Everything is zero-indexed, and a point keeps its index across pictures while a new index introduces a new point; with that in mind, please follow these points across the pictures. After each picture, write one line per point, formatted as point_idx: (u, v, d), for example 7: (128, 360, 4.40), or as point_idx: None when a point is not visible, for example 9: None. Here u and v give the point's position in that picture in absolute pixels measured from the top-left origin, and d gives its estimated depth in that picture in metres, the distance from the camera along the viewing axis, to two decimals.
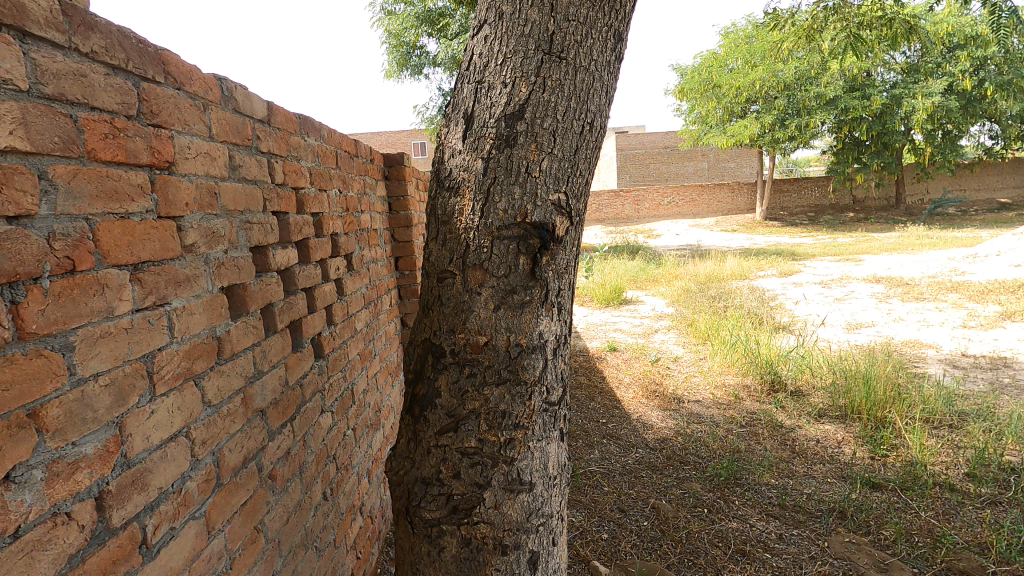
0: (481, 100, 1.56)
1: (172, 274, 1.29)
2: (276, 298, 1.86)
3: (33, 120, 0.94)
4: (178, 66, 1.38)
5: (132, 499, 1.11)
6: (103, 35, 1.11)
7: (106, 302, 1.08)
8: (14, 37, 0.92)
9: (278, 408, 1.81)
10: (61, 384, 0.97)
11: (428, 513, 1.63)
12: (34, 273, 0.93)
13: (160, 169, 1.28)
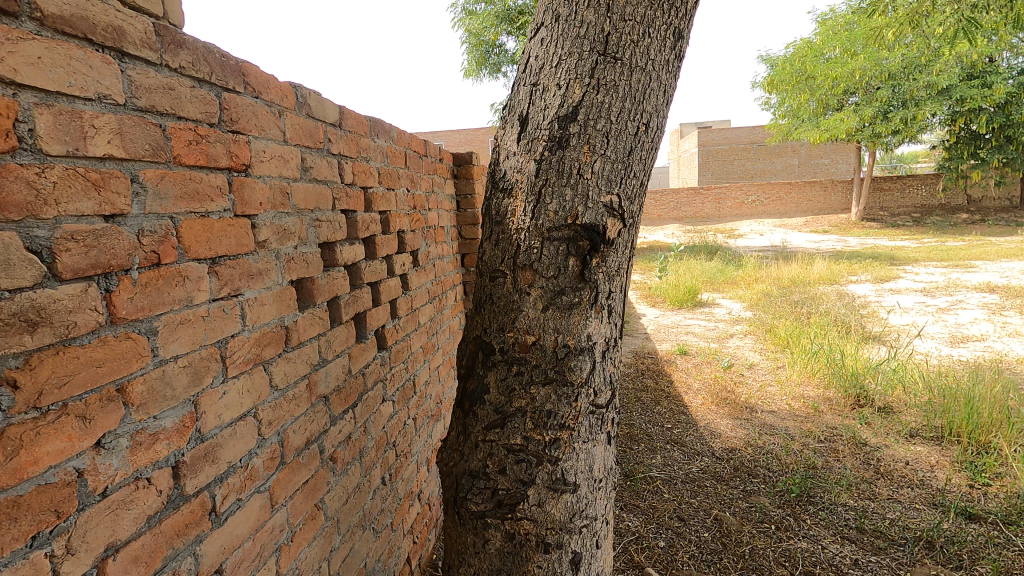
0: (536, 102, 1.58)
1: (245, 268, 1.41)
2: (343, 291, 1.98)
3: (128, 130, 1.07)
4: (257, 76, 1.50)
5: (203, 470, 1.24)
6: (190, 51, 1.23)
7: (185, 292, 1.20)
8: (114, 57, 1.05)
9: (341, 395, 1.92)
10: (146, 363, 1.10)
11: (474, 505, 1.67)
12: (125, 265, 1.06)
13: (237, 171, 1.40)
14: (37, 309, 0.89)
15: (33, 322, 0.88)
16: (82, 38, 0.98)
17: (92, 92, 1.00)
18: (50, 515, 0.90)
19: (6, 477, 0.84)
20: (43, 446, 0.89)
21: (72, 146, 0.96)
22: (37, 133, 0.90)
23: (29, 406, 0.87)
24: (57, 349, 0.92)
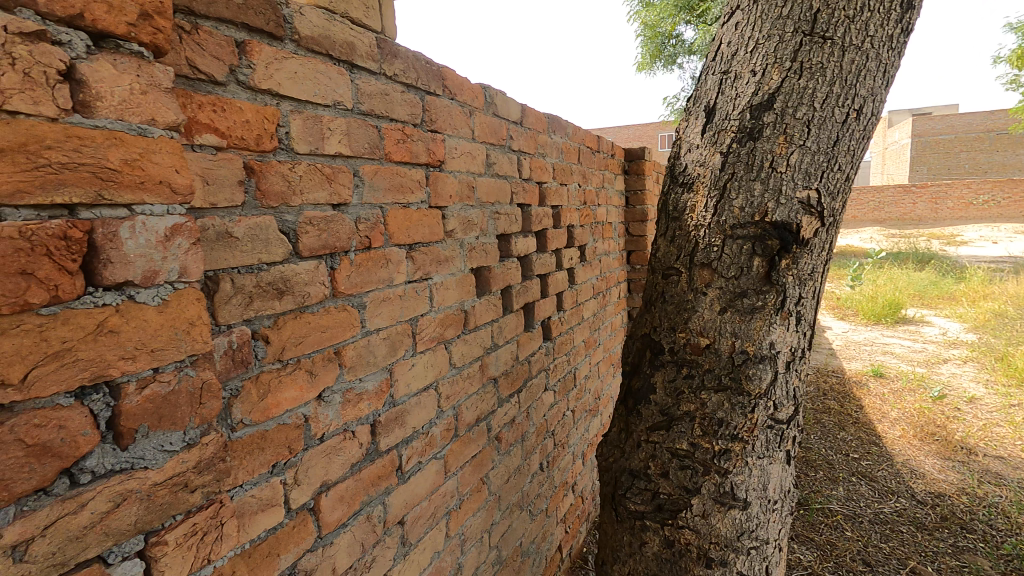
0: (726, 91, 1.49)
1: (435, 255, 1.56)
2: (515, 281, 2.08)
3: (354, 131, 1.24)
4: (454, 79, 1.64)
5: (394, 432, 1.40)
6: (402, 60, 1.39)
7: (388, 274, 1.37)
8: (346, 68, 1.22)
9: (509, 379, 2.02)
10: (356, 332, 1.27)
11: (633, 505, 1.64)
12: (345, 247, 1.23)
13: (434, 167, 1.55)
14: (284, 279, 1.08)
15: (281, 289, 1.07)
16: (325, 54, 1.16)
17: (330, 100, 1.18)
18: (285, 450, 1.08)
19: (258, 414, 1.03)
20: (283, 392, 1.08)
21: (315, 146, 1.14)
22: (291, 135, 1.08)
23: (276, 358, 1.06)
24: (296, 314, 1.11)
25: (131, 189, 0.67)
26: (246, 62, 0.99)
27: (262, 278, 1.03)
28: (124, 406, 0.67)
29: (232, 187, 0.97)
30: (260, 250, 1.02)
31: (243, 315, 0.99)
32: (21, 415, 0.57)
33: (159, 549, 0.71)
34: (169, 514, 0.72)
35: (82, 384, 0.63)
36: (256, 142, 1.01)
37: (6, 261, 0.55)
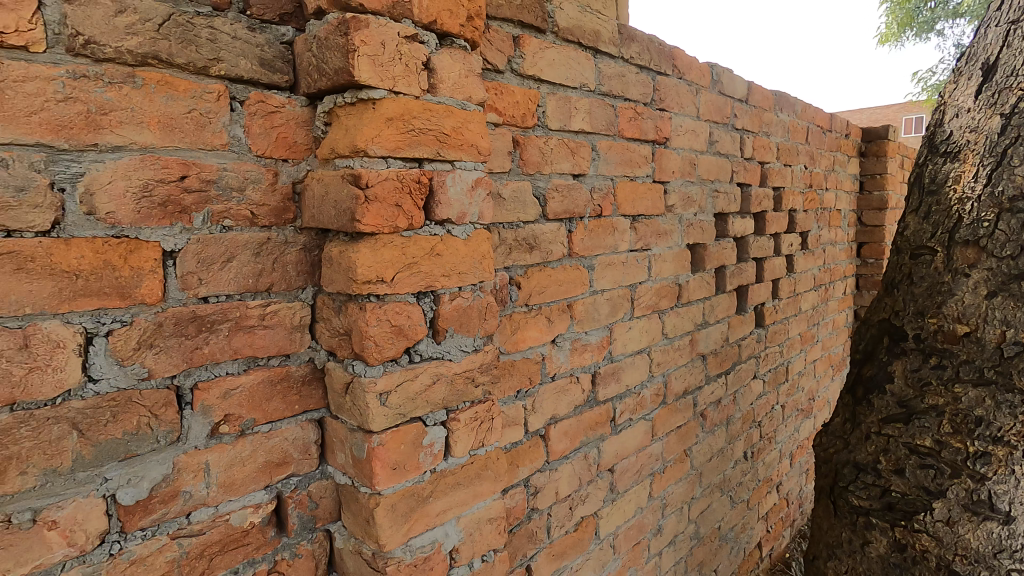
0: (1014, 44, 1.32)
1: (655, 228, 1.65)
2: (730, 261, 2.05)
3: (595, 110, 1.39)
4: (684, 59, 1.69)
5: (610, 385, 1.53)
6: (638, 43, 1.50)
7: (614, 241, 1.50)
8: (591, 54, 1.38)
9: (717, 358, 2.02)
10: (585, 290, 1.42)
11: (857, 499, 1.54)
12: (582, 213, 1.39)
13: (659, 144, 1.63)
14: (534, 236, 1.27)
15: (531, 244, 1.26)
16: (576, 42, 1.33)
17: (578, 82, 1.34)
18: (527, 380, 1.28)
19: (510, 345, 1.23)
20: (528, 332, 1.27)
21: (563, 122, 1.31)
22: (546, 114, 1.27)
23: (524, 302, 1.25)
24: (541, 267, 1.29)
25: (455, 149, 0.88)
26: (519, 53, 1.20)
27: (519, 233, 1.23)
28: (440, 311, 0.89)
29: (503, 156, 1.18)
30: (519, 210, 1.22)
31: (504, 262, 1.20)
32: (387, 305, 0.82)
33: (454, 424, 0.92)
34: (461, 399, 0.94)
35: (419, 290, 0.86)
36: (521, 119, 1.21)
37: (388, 196, 0.80)
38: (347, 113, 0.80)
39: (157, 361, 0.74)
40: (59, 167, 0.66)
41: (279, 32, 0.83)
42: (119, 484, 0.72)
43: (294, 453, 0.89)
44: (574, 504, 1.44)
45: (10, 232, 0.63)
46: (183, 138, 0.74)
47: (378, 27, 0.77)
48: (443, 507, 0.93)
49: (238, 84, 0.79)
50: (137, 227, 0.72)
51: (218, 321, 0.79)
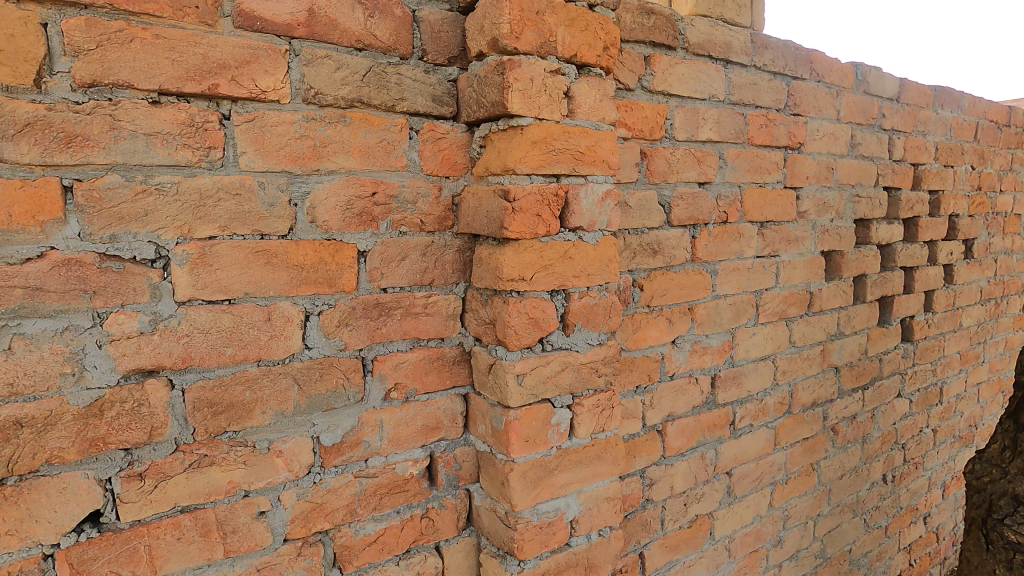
0: None
1: (785, 234, 1.61)
2: (871, 270, 1.93)
3: (723, 119, 1.43)
4: (823, 61, 1.65)
5: (731, 389, 1.53)
6: (772, 50, 1.51)
7: (739, 246, 1.50)
8: (722, 65, 1.42)
9: (853, 372, 1.91)
10: (707, 295, 1.44)
11: (1014, 535, 1.40)
12: (706, 219, 1.42)
13: (792, 149, 1.61)
14: (658, 242, 1.34)
15: (655, 249, 1.33)
16: (706, 55, 1.38)
17: (707, 94, 1.39)
18: (646, 377, 1.35)
19: (631, 343, 1.31)
20: (648, 331, 1.34)
21: (691, 133, 1.37)
22: (674, 125, 1.34)
23: (646, 303, 1.33)
24: (663, 271, 1.35)
25: (588, 165, 0.99)
26: (649, 71, 1.29)
27: (643, 238, 1.31)
28: (570, 307, 1.01)
29: (631, 167, 1.28)
30: (644, 217, 1.31)
31: (628, 266, 1.29)
32: (527, 300, 0.96)
33: (578, 408, 1.04)
34: (585, 386, 1.05)
35: (553, 288, 0.98)
36: (649, 132, 1.30)
37: (531, 207, 0.93)
38: (499, 137, 0.96)
39: (350, 336, 0.95)
40: (295, 187, 0.88)
41: (447, 72, 1.01)
42: (321, 429, 0.94)
43: (445, 420, 1.06)
44: (689, 502, 1.48)
45: (264, 235, 0.86)
46: (375, 162, 0.95)
47: (528, 66, 0.91)
48: (566, 480, 1.05)
49: (415, 117, 0.98)
50: (342, 231, 0.93)
51: (394, 307, 0.98)
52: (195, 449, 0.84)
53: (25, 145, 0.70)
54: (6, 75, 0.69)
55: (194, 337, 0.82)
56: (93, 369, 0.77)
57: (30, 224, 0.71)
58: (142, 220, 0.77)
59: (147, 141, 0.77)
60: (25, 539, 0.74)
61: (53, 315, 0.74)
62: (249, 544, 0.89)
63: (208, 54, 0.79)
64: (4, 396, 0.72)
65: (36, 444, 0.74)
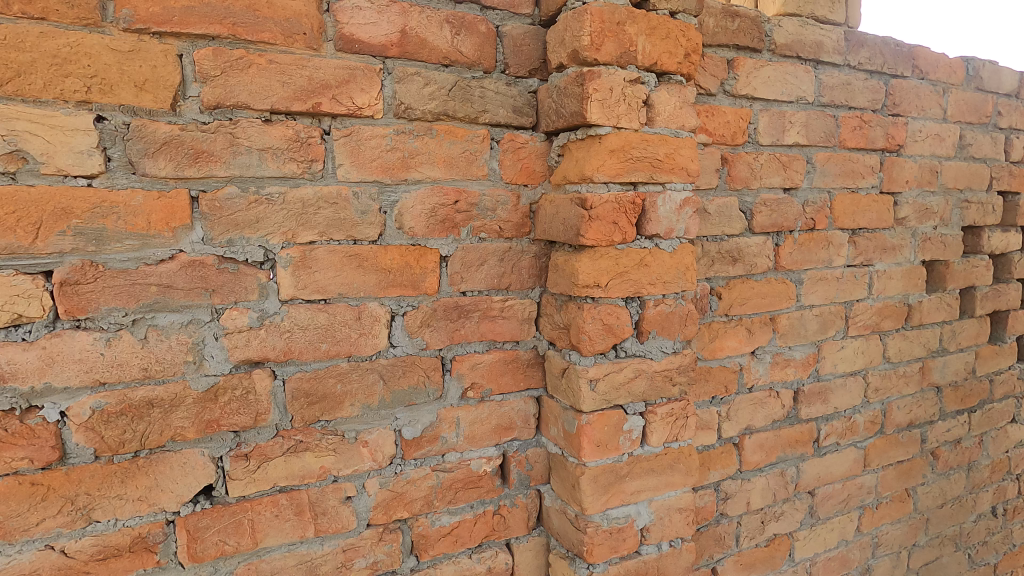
0: None
1: (881, 242, 1.51)
2: (982, 282, 1.76)
3: (812, 122, 1.36)
4: (928, 57, 1.54)
5: (815, 404, 1.45)
6: (869, 48, 1.43)
7: (828, 255, 1.42)
8: (812, 66, 1.36)
9: (958, 393, 1.75)
10: (791, 305, 1.38)
11: None
12: (791, 227, 1.36)
13: (890, 152, 1.51)
14: (738, 249, 1.30)
15: (735, 257, 1.30)
16: (795, 56, 1.33)
17: (794, 96, 1.34)
18: (722, 388, 1.32)
19: (708, 352, 1.29)
20: (726, 341, 1.31)
21: (776, 137, 1.33)
22: (758, 130, 1.30)
23: (724, 312, 1.30)
24: (743, 279, 1.32)
25: (667, 173, 0.99)
26: (733, 75, 1.26)
27: (723, 246, 1.28)
28: (645, 315, 1.00)
29: (711, 173, 1.26)
30: (724, 224, 1.28)
31: (706, 274, 1.27)
32: (601, 307, 0.97)
33: (651, 416, 1.04)
34: (659, 394, 1.04)
35: (628, 295, 0.99)
36: (731, 137, 1.27)
37: (607, 215, 0.94)
38: (578, 146, 0.98)
39: (431, 337, 1.00)
40: (385, 196, 0.95)
41: (528, 84, 1.04)
42: (403, 423, 1.00)
43: (518, 421, 1.09)
44: (767, 519, 1.42)
45: (357, 241, 0.93)
46: (458, 171, 0.99)
47: (608, 76, 0.92)
48: (637, 487, 1.05)
49: (497, 128, 1.02)
50: (426, 237, 0.98)
51: (472, 309, 1.03)
52: (292, 435, 0.92)
53: (162, 161, 0.80)
54: (148, 101, 0.79)
55: (294, 332, 0.90)
56: (210, 358, 0.86)
57: (164, 230, 0.82)
58: (254, 226, 0.86)
59: (260, 155, 0.86)
60: (152, 505, 0.84)
61: (180, 309, 0.84)
62: (336, 526, 0.96)
63: (313, 76, 0.87)
64: (140, 378, 0.82)
65: (163, 422, 0.84)
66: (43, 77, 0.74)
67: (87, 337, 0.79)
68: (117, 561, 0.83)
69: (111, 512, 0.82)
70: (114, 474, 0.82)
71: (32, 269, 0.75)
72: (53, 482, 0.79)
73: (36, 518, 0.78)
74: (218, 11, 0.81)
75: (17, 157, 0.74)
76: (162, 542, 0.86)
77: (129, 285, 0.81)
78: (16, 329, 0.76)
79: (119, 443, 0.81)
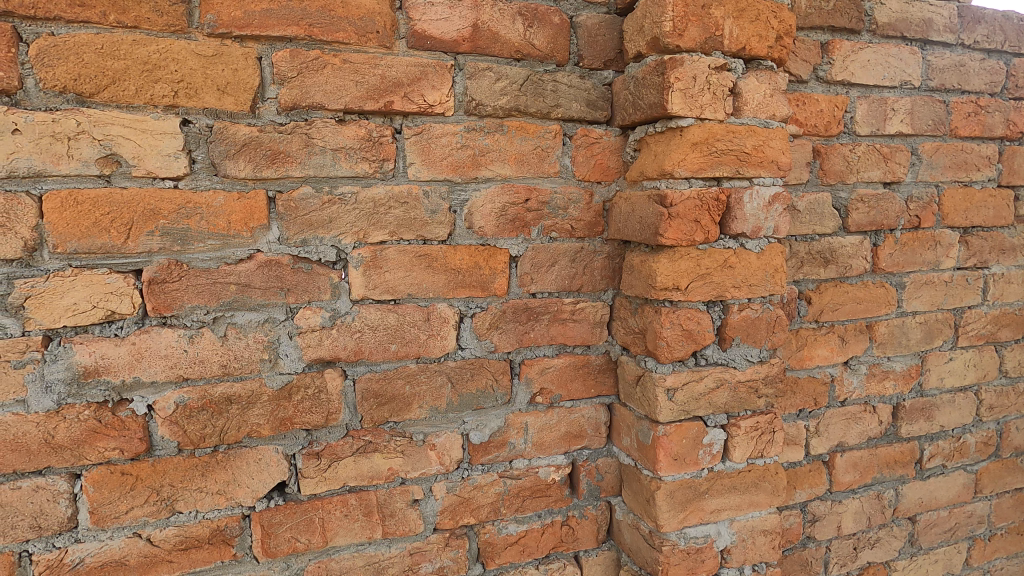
0: None
1: (998, 242, 1.34)
2: None
3: (918, 108, 1.23)
4: None
5: (918, 422, 1.31)
6: (986, 25, 1.28)
7: (935, 256, 1.28)
8: (919, 46, 1.23)
9: None
10: (891, 311, 1.25)
11: None
12: (893, 225, 1.23)
13: (1011, 140, 1.34)
14: (831, 250, 1.19)
15: (827, 258, 1.19)
16: (898, 37, 1.21)
17: (898, 81, 1.21)
18: (811, 400, 1.21)
19: (795, 362, 1.19)
20: (816, 349, 1.20)
21: (876, 126, 1.21)
22: (855, 119, 1.19)
23: (814, 318, 1.19)
24: (836, 283, 1.20)
25: (754, 167, 0.91)
26: (827, 60, 1.16)
27: (814, 246, 1.18)
28: (728, 320, 0.93)
29: (801, 167, 1.16)
30: (815, 222, 1.18)
31: (794, 276, 1.17)
32: (680, 310, 0.91)
33: (734, 429, 0.96)
34: (743, 406, 0.96)
35: (710, 298, 0.91)
36: (824, 127, 1.17)
37: (689, 213, 0.88)
38: (657, 140, 0.92)
39: (500, 339, 0.97)
40: (455, 195, 0.93)
41: (603, 76, 0.99)
42: (471, 426, 0.98)
43: (588, 429, 1.05)
44: (860, 545, 1.30)
45: (426, 241, 0.92)
46: (530, 169, 0.96)
47: (691, 63, 0.86)
48: (718, 506, 0.97)
49: (569, 123, 0.98)
50: (496, 237, 0.95)
51: (542, 312, 0.99)
52: (362, 435, 0.92)
53: (243, 163, 0.82)
54: (230, 103, 0.81)
55: (365, 332, 0.90)
56: (285, 357, 0.87)
57: (243, 230, 0.83)
58: (327, 226, 0.87)
59: (333, 155, 0.86)
60: (230, 499, 0.86)
61: (257, 308, 0.86)
62: (403, 529, 0.95)
63: (385, 74, 0.86)
64: (219, 375, 0.84)
65: (241, 418, 0.86)
66: (135, 83, 0.77)
67: (172, 334, 0.81)
68: (197, 551, 0.86)
69: (192, 503, 0.85)
70: (196, 467, 0.84)
71: (124, 268, 0.79)
72: (140, 472, 0.82)
73: (125, 506, 0.82)
74: (296, 13, 0.82)
75: (111, 160, 0.77)
76: (238, 536, 0.88)
77: (211, 284, 0.83)
78: (109, 325, 0.79)
79: (201, 438, 0.84)
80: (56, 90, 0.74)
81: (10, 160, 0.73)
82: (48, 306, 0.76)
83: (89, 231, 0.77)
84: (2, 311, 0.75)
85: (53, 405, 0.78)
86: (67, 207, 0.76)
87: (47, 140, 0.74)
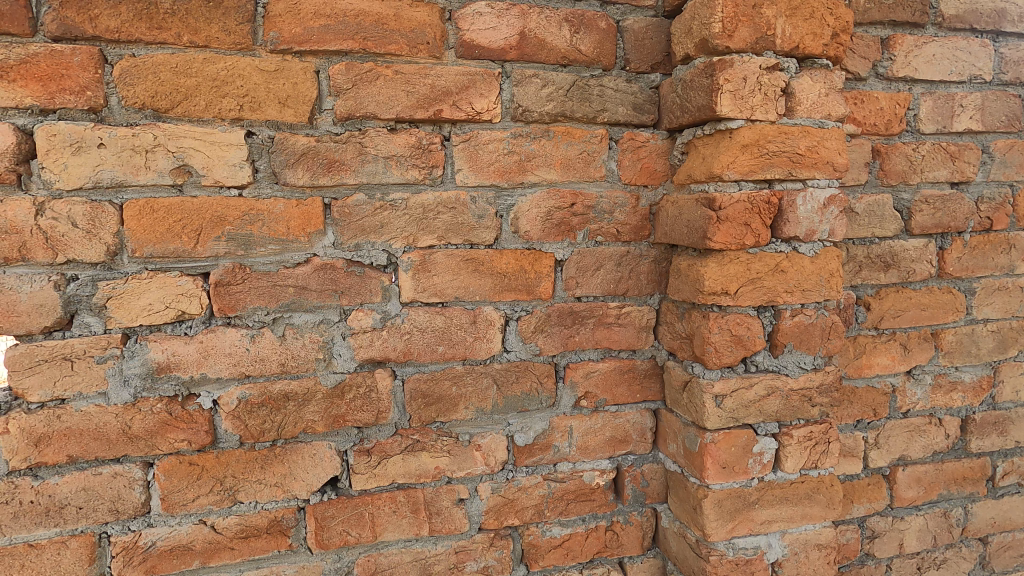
0: None
1: None
2: None
3: (990, 104, 1.16)
4: None
5: (990, 437, 1.23)
6: None
7: (1009, 260, 1.20)
8: (990, 39, 1.16)
9: None
10: (959, 318, 1.18)
11: None
12: (961, 227, 1.16)
13: None
14: (892, 254, 1.14)
15: (888, 262, 1.14)
16: (967, 29, 1.15)
17: (966, 75, 1.15)
18: (870, 410, 1.16)
19: (853, 370, 1.14)
20: (875, 358, 1.15)
21: (942, 123, 1.15)
22: (919, 116, 1.14)
23: (873, 325, 1.14)
24: (898, 288, 1.15)
25: (808, 168, 0.88)
26: (888, 56, 1.11)
27: (873, 250, 1.13)
28: (780, 326, 0.91)
29: (859, 168, 1.12)
30: (875, 225, 1.13)
31: (851, 281, 1.13)
32: (730, 316, 0.89)
33: (786, 438, 0.93)
34: (796, 415, 0.93)
35: (760, 303, 0.89)
36: (885, 126, 1.12)
37: (738, 216, 0.86)
38: (705, 143, 0.91)
39: (546, 342, 0.98)
40: (502, 200, 0.94)
41: (650, 79, 0.99)
42: (516, 428, 0.99)
43: (633, 434, 1.04)
44: (924, 565, 1.23)
45: (473, 245, 0.94)
46: (576, 173, 0.97)
47: (741, 64, 0.85)
48: (768, 517, 0.95)
49: (616, 127, 0.98)
50: (542, 241, 0.96)
51: (587, 315, 0.99)
52: (410, 434, 0.94)
53: (301, 172, 0.86)
54: (290, 115, 0.86)
55: (413, 334, 0.93)
56: (338, 356, 0.91)
57: (301, 235, 0.87)
58: (378, 231, 0.90)
59: (385, 163, 0.89)
60: (287, 491, 0.91)
61: (313, 309, 0.90)
62: (449, 527, 0.97)
63: (435, 83, 0.89)
64: (278, 372, 0.89)
65: (297, 414, 0.90)
66: (205, 98, 0.82)
67: (236, 333, 0.86)
68: (256, 540, 0.90)
69: (252, 494, 0.89)
70: (256, 460, 0.89)
71: (194, 271, 0.84)
72: (206, 463, 0.87)
73: (192, 494, 0.87)
74: (351, 28, 0.85)
75: (184, 171, 0.83)
76: (294, 527, 0.92)
77: (271, 286, 0.87)
78: (180, 324, 0.85)
79: (260, 432, 0.88)
80: (136, 107, 0.80)
81: (96, 172, 0.80)
82: (127, 306, 0.83)
83: (164, 237, 0.82)
84: (87, 311, 0.82)
85: (130, 398, 0.84)
86: (144, 215, 0.82)
87: (127, 152, 0.80)
